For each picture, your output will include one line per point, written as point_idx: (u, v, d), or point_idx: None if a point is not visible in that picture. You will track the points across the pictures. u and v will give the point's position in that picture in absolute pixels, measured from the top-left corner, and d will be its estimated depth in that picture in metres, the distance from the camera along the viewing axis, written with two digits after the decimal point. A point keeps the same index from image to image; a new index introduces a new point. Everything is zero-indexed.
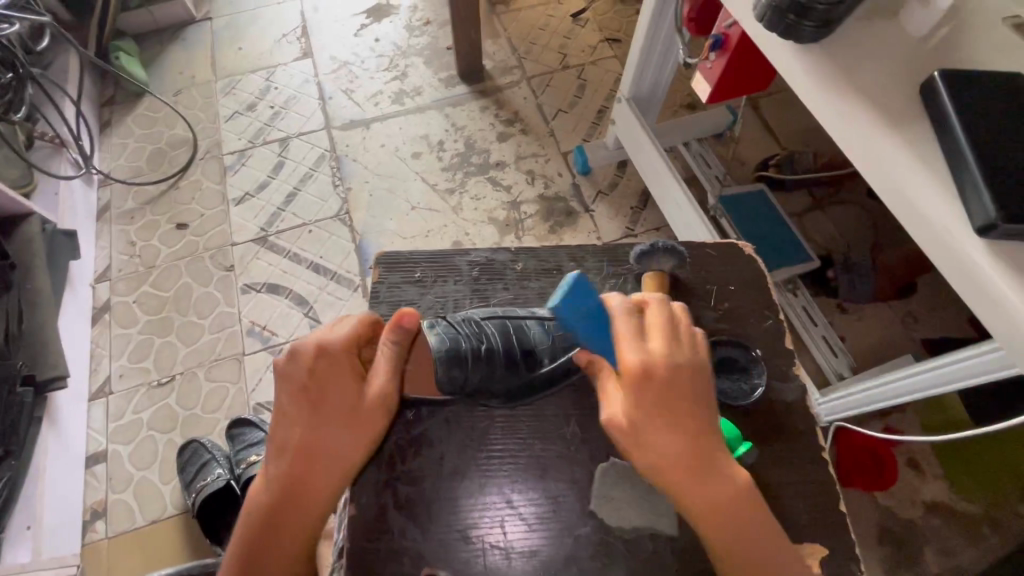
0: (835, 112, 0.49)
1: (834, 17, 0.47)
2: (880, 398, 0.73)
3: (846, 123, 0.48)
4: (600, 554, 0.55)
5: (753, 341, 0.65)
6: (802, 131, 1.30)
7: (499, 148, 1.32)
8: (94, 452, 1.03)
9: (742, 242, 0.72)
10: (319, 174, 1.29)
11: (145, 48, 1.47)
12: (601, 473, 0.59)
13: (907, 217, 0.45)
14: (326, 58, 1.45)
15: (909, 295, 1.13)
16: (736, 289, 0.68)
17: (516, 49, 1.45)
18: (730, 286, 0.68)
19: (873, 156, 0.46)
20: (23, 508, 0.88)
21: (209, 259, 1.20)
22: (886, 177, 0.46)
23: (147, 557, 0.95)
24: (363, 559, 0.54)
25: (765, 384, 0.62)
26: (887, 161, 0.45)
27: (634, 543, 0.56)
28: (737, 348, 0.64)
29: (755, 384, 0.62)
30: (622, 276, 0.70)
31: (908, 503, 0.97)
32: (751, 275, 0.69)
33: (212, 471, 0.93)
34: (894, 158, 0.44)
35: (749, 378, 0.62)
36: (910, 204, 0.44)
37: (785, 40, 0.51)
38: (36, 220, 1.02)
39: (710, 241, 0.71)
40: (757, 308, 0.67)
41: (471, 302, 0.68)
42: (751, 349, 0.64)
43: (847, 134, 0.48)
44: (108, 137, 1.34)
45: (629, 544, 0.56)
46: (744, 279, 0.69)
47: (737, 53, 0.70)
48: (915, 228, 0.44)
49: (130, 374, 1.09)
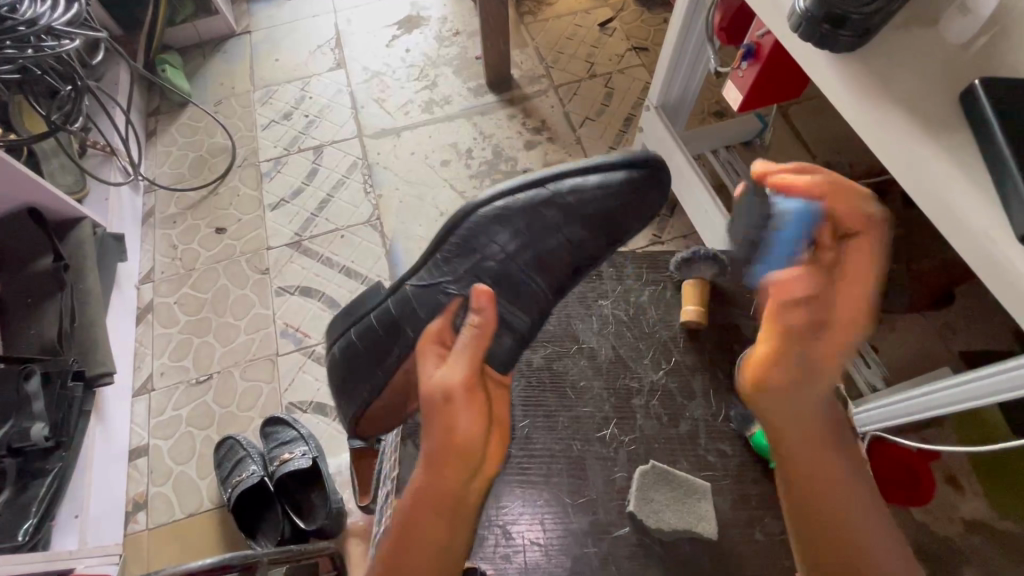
0: (870, 120, 0.49)
1: (870, 26, 0.48)
2: (911, 412, 0.72)
3: (882, 132, 0.48)
4: (638, 554, 0.61)
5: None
6: (833, 139, 1.28)
7: (527, 156, 1.34)
8: (136, 446, 1.07)
9: None
10: (351, 181, 1.33)
11: (189, 60, 1.54)
12: (641, 474, 0.64)
13: (946, 226, 0.44)
14: (359, 69, 1.49)
15: (946, 306, 1.11)
16: None
17: (544, 59, 1.48)
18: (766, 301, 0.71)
19: (910, 164, 0.46)
20: (72, 499, 0.91)
21: (245, 262, 1.25)
22: (923, 185, 0.46)
23: (184, 549, 0.99)
24: None
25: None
26: (926, 172, 0.45)
27: (671, 544, 0.62)
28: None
29: None
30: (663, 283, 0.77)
31: (946, 520, 0.94)
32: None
33: (247, 467, 0.96)
34: (932, 165, 0.44)
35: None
36: (949, 212, 0.44)
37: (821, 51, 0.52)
38: (88, 224, 1.08)
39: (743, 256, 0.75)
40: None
41: None
42: None
43: (883, 142, 0.48)
44: (153, 145, 1.41)
45: (666, 546, 0.62)
46: None
47: (769, 63, 0.70)
48: (956, 238, 0.44)
49: (170, 372, 1.14)
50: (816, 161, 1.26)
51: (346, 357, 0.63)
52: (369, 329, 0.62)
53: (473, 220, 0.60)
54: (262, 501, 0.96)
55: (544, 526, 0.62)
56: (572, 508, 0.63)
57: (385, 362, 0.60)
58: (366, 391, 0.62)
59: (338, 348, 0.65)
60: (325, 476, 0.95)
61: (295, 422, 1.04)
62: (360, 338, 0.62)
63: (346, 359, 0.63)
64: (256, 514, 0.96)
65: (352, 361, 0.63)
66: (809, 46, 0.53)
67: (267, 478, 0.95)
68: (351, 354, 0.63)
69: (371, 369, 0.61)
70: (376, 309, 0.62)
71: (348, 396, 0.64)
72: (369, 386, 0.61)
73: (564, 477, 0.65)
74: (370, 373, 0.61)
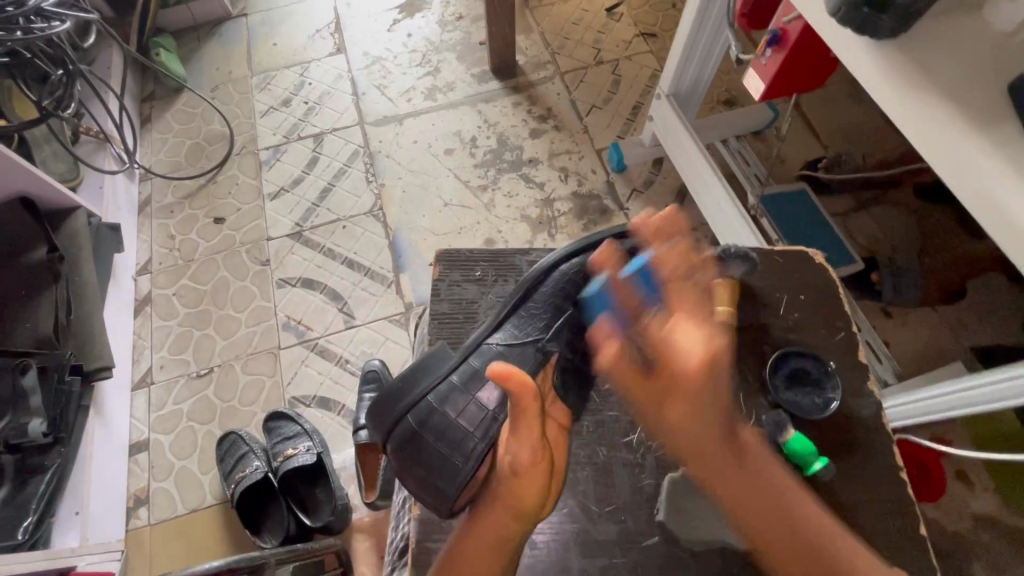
0: (913, 112, 0.48)
1: (913, 13, 0.46)
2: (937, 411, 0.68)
3: (925, 124, 0.47)
4: (668, 567, 0.54)
5: (824, 353, 0.62)
6: (845, 128, 1.26)
7: (532, 145, 1.31)
8: (136, 440, 1.06)
9: (811, 250, 0.69)
10: (352, 170, 1.30)
11: (183, 43, 1.49)
12: (670, 483, 0.56)
13: (991, 221, 0.43)
14: (359, 54, 1.45)
15: (959, 300, 1.09)
16: (806, 299, 0.65)
17: (550, 44, 1.44)
18: (799, 295, 0.65)
19: (952, 156, 0.45)
20: (72, 495, 0.89)
21: (245, 253, 1.22)
22: (969, 180, 0.44)
23: (188, 545, 0.97)
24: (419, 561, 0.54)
25: (840, 399, 0.59)
26: (972, 166, 0.43)
27: (703, 558, 0.54)
28: (810, 360, 0.60)
29: (828, 398, 0.59)
30: None
31: (957, 516, 0.93)
32: (822, 283, 0.66)
33: (250, 463, 0.94)
34: (978, 158, 0.43)
35: (822, 391, 0.59)
36: (994, 206, 0.42)
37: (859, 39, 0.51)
38: (82, 214, 1.05)
39: (776, 249, 0.68)
40: (826, 319, 0.64)
41: None
42: (826, 362, 0.61)
43: (926, 136, 0.47)
44: (148, 132, 1.37)
45: (698, 559, 0.54)
46: (817, 288, 0.66)
47: (796, 49, 0.68)
48: (1003, 233, 0.42)
49: (170, 365, 1.12)
50: (827, 151, 1.24)
51: (414, 451, 0.50)
52: (454, 393, 0.52)
53: (551, 283, 0.59)
54: (266, 496, 0.94)
55: (567, 537, 0.55)
56: (596, 515, 0.56)
57: (463, 432, 0.50)
58: (460, 472, 0.49)
59: (402, 431, 0.50)
60: (330, 472, 0.93)
61: (299, 416, 1.02)
62: (445, 408, 0.51)
63: (414, 448, 0.50)
64: (259, 510, 0.94)
65: (429, 449, 0.50)
66: (850, 31, 0.51)
67: (271, 474, 0.94)
68: (417, 437, 0.50)
69: (455, 448, 0.50)
70: (462, 379, 0.52)
71: (416, 479, 0.49)
72: (462, 457, 0.49)
73: (590, 485, 0.57)
74: (453, 455, 0.49)
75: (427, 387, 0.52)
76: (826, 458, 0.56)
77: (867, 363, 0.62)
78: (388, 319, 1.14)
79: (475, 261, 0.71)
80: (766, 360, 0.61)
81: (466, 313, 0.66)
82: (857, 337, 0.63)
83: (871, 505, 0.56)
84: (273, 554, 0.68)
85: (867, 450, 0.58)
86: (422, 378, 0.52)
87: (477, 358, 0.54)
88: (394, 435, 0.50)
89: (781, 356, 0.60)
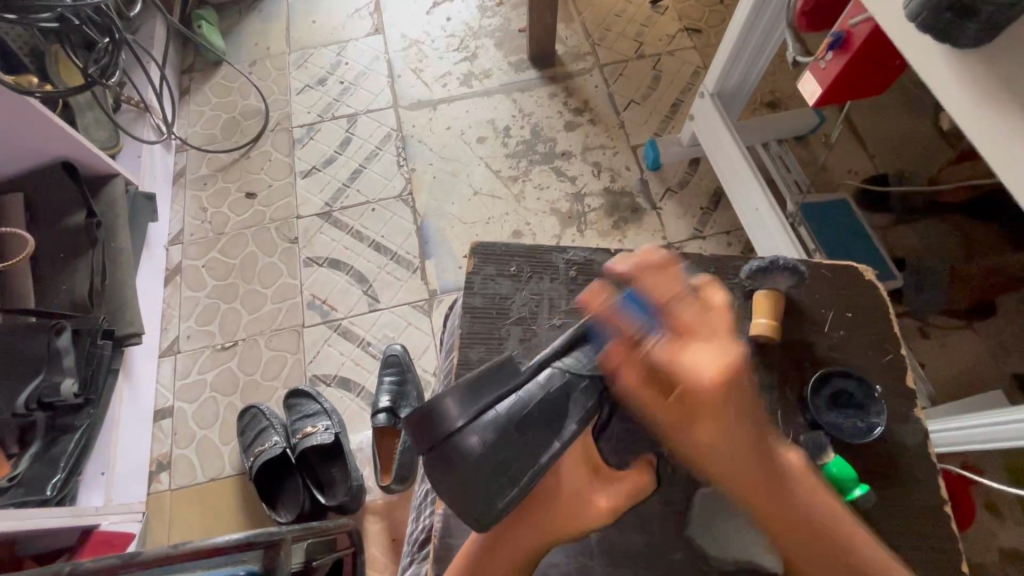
0: (988, 127, 0.48)
1: (1001, 21, 0.44)
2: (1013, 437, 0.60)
3: (1001, 141, 0.47)
4: None
5: (869, 375, 0.60)
6: (894, 139, 1.21)
7: (567, 137, 1.28)
8: (161, 407, 1.08)
9: (861, 265, 0.66)
10: (384, 153, 1.30)
11: (224, 16, 1.50)
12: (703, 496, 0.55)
13: None
14: (397, 36, 1.44)
15: (1002, 324, 1.05)
16: (853, 318, 0.62)
17: (590, 35, 1.41)
18: (846, 313, 0.63)
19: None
20: (98, 456, 0.92)
21: (274, 230, 1.23)
22: None
23: (205, 512, 1.00)
24: (441, 554, 0.54)
25: (884, 424, 0.57)
26: None
27: None
28: (855, 381, 0.58)
29: (873, 423, 0.57)
30: (730, 290, 0.64)
31: (982, 548, 0.90)
32: (871, 302, 0.63)
33: (269, 438, 0.96)
34: None
35: (866, 416, 0.57)
36: None
37: (941, 46, 0.49)
38: (121, 181, 1.06)
39: (825, 262, 0.65)
40: (874, 340, 0.61)
41: (568, 301, 0.66)
42: (871, 386, 0.59)
43: (1001, 151, 0.47)
44: (186, 103, 1.38)
45: None
46: (865, 307, 0.63)
47: (861, 52, 0.65)
48: None
49: (196, 336, 1.14)
50: (874, 161, 1.19)
51: (470, 466, 0.41)
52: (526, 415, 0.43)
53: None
54: (284, 472, 0.96)
55: (591, 543, 0.55)
56: (623, 524, 0.55)
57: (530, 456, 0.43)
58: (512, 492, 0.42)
59: (454, 445, 0.41)
60: (347, 452, 0.94)
61: (319, 395, 1.03)
62: (508, 430, 0.42)
63: (465, 461, 0.41)
64: (274, 485, 0.96)
65: (486, 466, 0.42)
66: (930, 35, 0.48)
67: (290, 450, 0.95)
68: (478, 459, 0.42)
69: (510, 473, 0.42)
70: (536, 399, 0.44)
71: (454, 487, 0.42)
72: (518, 479, 0.42)
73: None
74: (510, 478, 0.42)
75: (494, 398, 0.43)
76: (866, 485, 0.55)
77: (914, 388, 0.60)
78: (411, 305, 1.14)
79: (510, 255, 0.70)
80: (808, 378, 0.59)
81: (498, 309, 0.65)
82: (905, 361, 0.61)
83: (909, 537, 0.54)
84: (289, 532, 0.64)
85: (908, 479, 0.56)
86: (492, 388, 0.44)
87: (548, 380, 0.45)
88: (440, 450, 0.41)
89: (826, 374, 0.59)
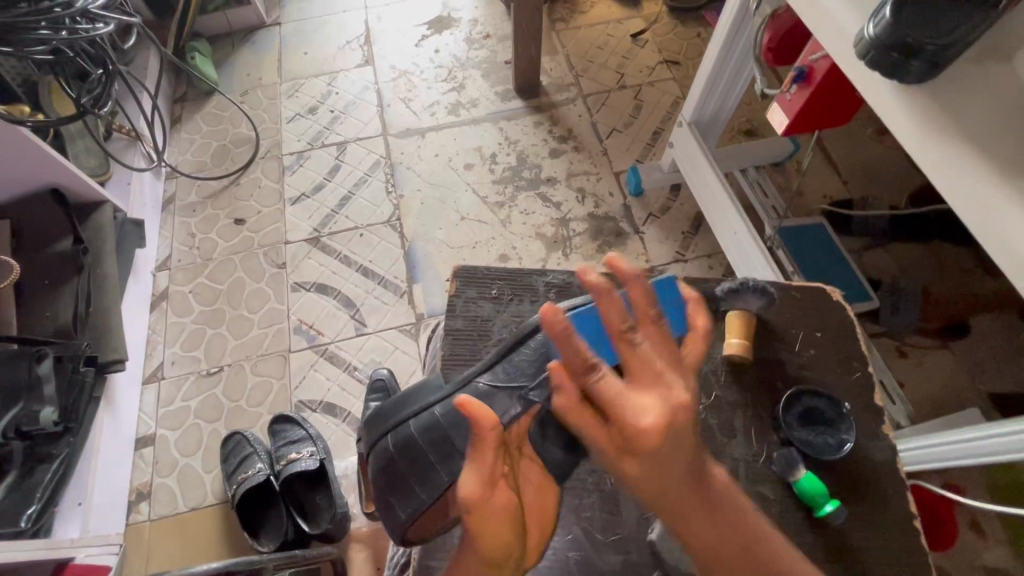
0: (945, 164, 0.50)
1: (943, 58, 0.48)
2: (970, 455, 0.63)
3: (959, 175, 0.49)
4: None
5: (839, 393, 0.61)
6: (866, 166, 1.25)
7: (552, 164, 1.32)
8: (143, 435, 1.06)
9: (830, 287, 0.68)
10: (373, 179, 1.32)
11: (218, 48, 1.53)
12: None
13: (990, 247, 0.47)
14: (386, 67, 1.48)
15: (976, 343, 1.07)
16: (823, 337, 0.64)
17: (574, 66, 1.46)
18: (816, 332, 0.64)
19: (999, 217, 0.46)
20: (76, 486, 0.90)
21: (263, 255, 1.24)
22: (975, 209, 0.48)
23: (184, 544, 0.97)
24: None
25: (854, 440, 0.58)
26: (979, 200, 0.47)
27: None
28: (824, 400, 0.60)
29: (843, 439, 0.58)
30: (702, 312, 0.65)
31: (967, 567, 0.91)
32: (840, 321, 0.65)
33: (253, 465, 0.94)
34: (987, 191, 0.47)
35: (836, 433, 0.59)
36: (992, 232, 0.47)
37: (891, 82, 0.53)
38: (108, 208, 1.07)
39: (795, 283, 0.67)
40: (844, 359, 0.63)
41: None
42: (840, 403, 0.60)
43: (960, 186, 0.49)
44: (177, 132, 1.41)
45: None
46: (834, 327, 0.65)
47: (823, 85, 0.69)
48: (999, 254, 0.46)
49: (181, 362, 1.13)
50: (847, 187, 1.23)
51: (382, 469, 0.57)
52: (433, 424, 0.55)
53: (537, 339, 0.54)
54: (267, 499, 0.94)
55: (570, 565, 0.56)
56: (603, 544, 0.57)
57: (429, 465, 0.54)
58: (417, 501, 0.54)
59: (380, 443, 0.58)
60: (331, 478, 0.93)
61: (304, 421, 1.02)
62: (422, 437, 0.55)
63: (384, 461, 0.57)
64: (259, 512, 0.94)
65: (394, 472, 0.56)
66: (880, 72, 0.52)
67: (273, 477, 0.93)
68: (389, 463, 0.56)
69: (413, 485, 0.55)
70: (442, 411, 0.55)
71: (378, 489, 0.58)
72: (424, 488, 0.54)
73: (596, 514, 0.58)
74: (413, 487, 0.55)
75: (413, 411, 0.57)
76: (838, 500, 0.56)
77: (884, 405, 0.61)
78: (399, 329, 1.14)
79: (491, 279, 0.71)
80: (781, 396, 0.61)
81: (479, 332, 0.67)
82: (873, 378, 0.63)
83: (880, 554, 0.55)
84: (270, 560, 0.64)
85: (880, 494, 0.57)
86: (410, 403, 0.58)
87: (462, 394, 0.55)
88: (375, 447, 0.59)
89: (796, 394, 0.60)
